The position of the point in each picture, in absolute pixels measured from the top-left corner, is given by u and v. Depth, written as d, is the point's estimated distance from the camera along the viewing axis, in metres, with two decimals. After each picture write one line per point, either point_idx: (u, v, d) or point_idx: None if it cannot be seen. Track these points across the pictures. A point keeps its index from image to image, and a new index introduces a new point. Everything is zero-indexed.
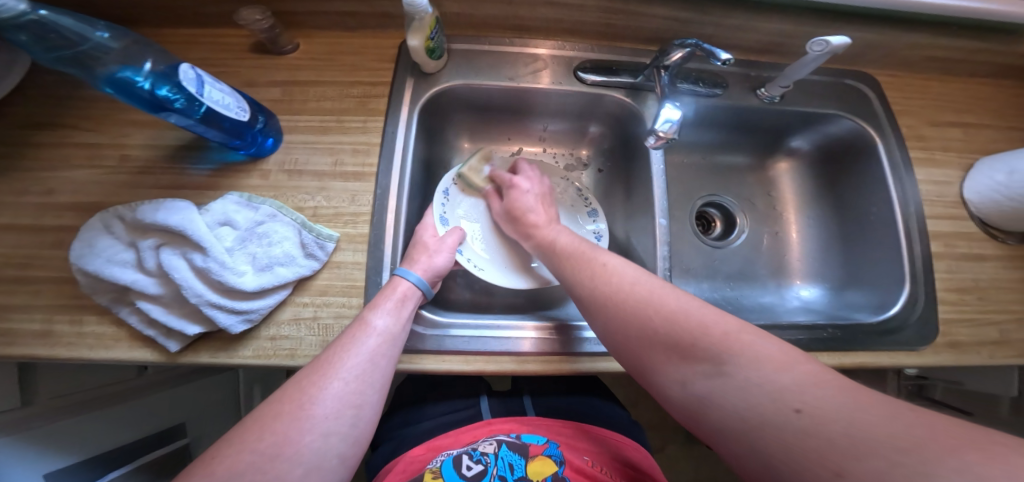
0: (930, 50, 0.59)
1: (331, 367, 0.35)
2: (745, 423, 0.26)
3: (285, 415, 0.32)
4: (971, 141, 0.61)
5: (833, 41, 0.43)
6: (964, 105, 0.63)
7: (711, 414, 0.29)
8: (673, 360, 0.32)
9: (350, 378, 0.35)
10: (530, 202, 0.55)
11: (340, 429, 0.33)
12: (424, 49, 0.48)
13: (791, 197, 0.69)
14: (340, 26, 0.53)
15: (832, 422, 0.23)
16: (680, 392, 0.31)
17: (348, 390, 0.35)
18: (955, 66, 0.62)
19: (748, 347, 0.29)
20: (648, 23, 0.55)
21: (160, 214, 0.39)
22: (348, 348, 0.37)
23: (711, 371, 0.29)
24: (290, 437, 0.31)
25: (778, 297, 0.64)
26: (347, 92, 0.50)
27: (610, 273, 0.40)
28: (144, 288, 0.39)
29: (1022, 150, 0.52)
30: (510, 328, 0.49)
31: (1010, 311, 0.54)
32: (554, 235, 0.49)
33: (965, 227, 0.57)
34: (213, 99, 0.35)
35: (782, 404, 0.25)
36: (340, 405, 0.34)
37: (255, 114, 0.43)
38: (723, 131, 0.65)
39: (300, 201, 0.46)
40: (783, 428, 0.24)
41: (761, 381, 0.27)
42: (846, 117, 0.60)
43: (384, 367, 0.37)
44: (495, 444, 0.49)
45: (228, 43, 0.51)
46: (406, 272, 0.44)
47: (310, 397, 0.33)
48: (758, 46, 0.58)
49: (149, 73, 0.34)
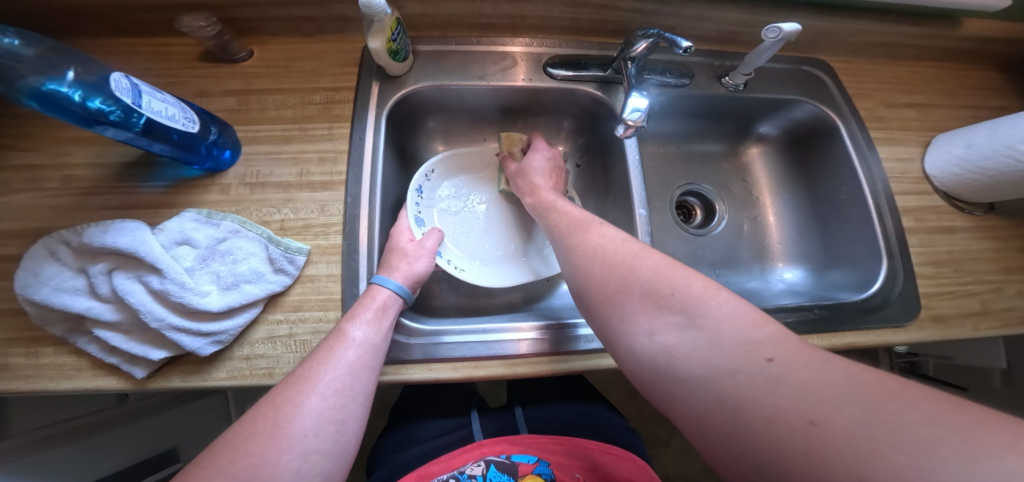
0: (880, 37, 0.60)
1: (308, 382, 0.33)
2: (712, 371, 0.25)
3: (259, 435, 0.30)
4: (928, 120, 0.62)
5: (786, 28, 0.43)
6: (920, 86, 0.64)
7: (674, 363, 0.28)
8: (646, 309, 0.31)
9: (329, 393, 0.33)
10: (543, 167, 0.55)
11: (321, 447, 0.31)
12: (387, 51, 0.47)
13: (767, 182, 0.69)
14: (296, 32, 0.51)
15: (806, 374, 0.23)
16: (646, 344, 0.30)
17: (327, 406, 0.33)
18: (906, 51, 0.63)
19: (725, 302, 0.29)
20: (612, 16, 0.54)
21: (108, 236, 0.36)
22: (325, 361, 0.35)
23: (684, 322, 0.29)
24: (265, 458, 0.29)
25: (764, 280, 0.64)
26: (309, 99, 0.49)
27: (609, 230, 0.40)
28: (100, 315, 0.37)
29: (978, 125, 0.53)
30: (498, 331, 0.48)
31: (986, 282, 0.55)
32: (554, 197, 0.49)
33: (934, 202, 0.58)
34: (153, 110, 0.34)
35: (754, 353, 0.25)
36: (320, 421, 0.32)
37: (207, 126, 0.41)
38: (695, 120, 0.65)
39: (265, 215, 0.44)
40: (754, 375, 0.24)
41: (735, 334, 0.26)
42: (807, 101, 0.60)
43: (365, 377, 0.36)
44: (484, 466, 0.50)
45: (172, 53, 0.49)
46: (384, 280, 0.42)
47: (287, 415, 0.31)
48: (721, 35, 0.58)
49: (73, 83, 0.31)
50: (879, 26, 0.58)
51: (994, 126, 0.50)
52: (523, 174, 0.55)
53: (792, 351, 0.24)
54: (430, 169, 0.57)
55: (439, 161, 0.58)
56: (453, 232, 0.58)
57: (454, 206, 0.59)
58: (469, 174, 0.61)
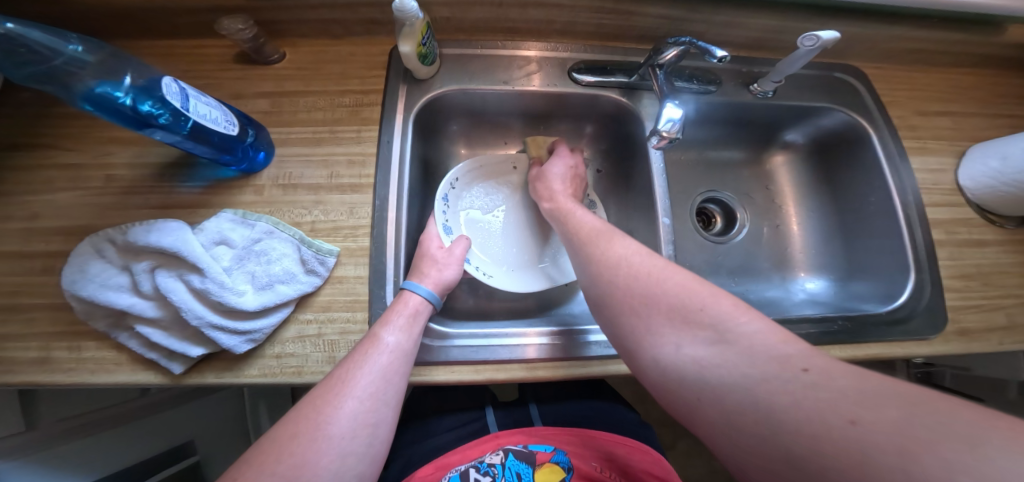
0: (912, 44, 0.59)
1: (345, 385, 0.34)
2: (745, 380, 0.26)
3: (300, 436, 0.31)
4: (961, 130, 0.61)
5: (823, 36, 0.43)
6: (951, 95, 0.62)
7: (703, 373, 0.29)
8: (673, 324, 0.32)
9: (364, 396, 0.34)
10: (564, 173, 0.55)
11: (357, 450, 0.32)
12: (416, 55, 0.47)
13: (789, 191, 0.69)
14: (326, 35, 0.52)
15: (844, 382, 0.23)
16: (672, 355, 0.31)
17: (363, 409, 0.34)
18: (937, 58, 0.62)
19: (755, 321, 0.30)
20: (639, 21, 0.54)
21: (152, 236, 0.38)
22: (360, 365, 0.35)
23: (713, 337, 0.30)
24: (306, 458, 0.30)
25: (784, 289, 0.64)
26: (339, 101, 0.50)
27: (630, 244, 0.41)
28: (142, 312, 0.38)
29: (1014, 136, 0.52)
30: (512, 335, 0.48)
31: (1017, 296, 0.54)
32: (573, 206, 0.50)
33: (964, 214, 0.57)
34: (199, 113, 0.35)
35: (788, 364, 0.26)
36: (355, 425, 0.33)
37: (244, 128, 0.42)
38: (719, 127, 0.65)
39: (297, 217, 0.45)
40: (788, 382, 0.24)
41: (766, 348, 0.27)
42: (836, 109, 0.60)
43: (399, 381, 0.37)
44: (502, 455, 0.51)
45: (207, 54, 0.50)
46: (415, 286, 0.43)
47: (325, 417, 0.32)
48: (749, 42, 0.58)
49: (129, 87, 0.32)
50: (911, 32, 0.57)
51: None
52: (541, 179, 0.56)
53: (827, 364, 0.25)
54: (455, 178, 0.57)
55: (465, 169, 0.58)
56: (476, 236, 0.58)
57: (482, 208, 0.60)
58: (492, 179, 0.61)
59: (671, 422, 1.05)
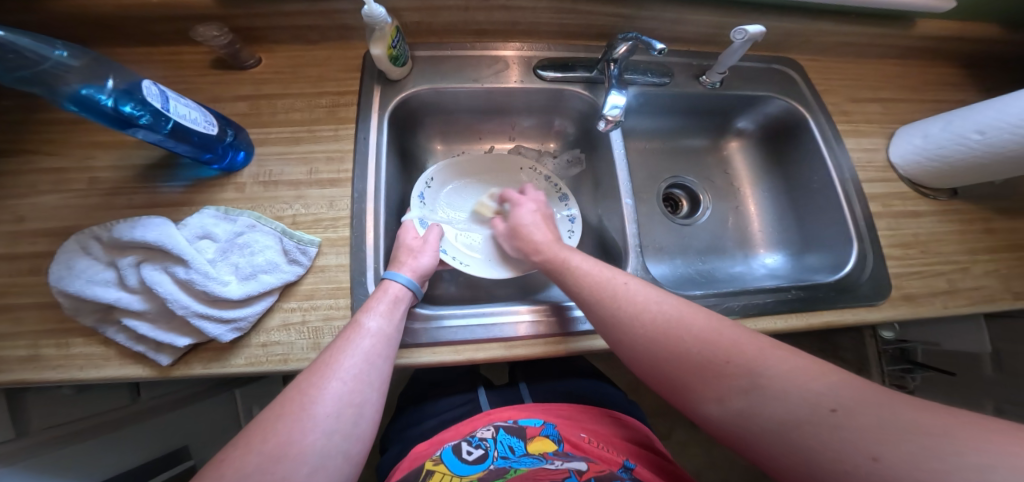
0: (842, 37, 0.65)
1: (329, 368, 0.36)
2: (786, 428, 0.29)
3: (286, 416, 0.32)
4: (893, 114, 0.66)
5: (751, 30, 0.47)
6: (884, 83, 0.68)
7: (750, 425, 0.31)
8: (707, 377, 0.34)
9: (349, 377, 0.36)
10: (533, 221, 0.54)
11: (343, 428, 0.33)
12: (387, 57, 0.50)
13: (746, 174, 0.73)
14: (301, 40, 0.55)
15: (867, 415, 0.26)
16: (716, 410, 0.33)
17: (346, 390, 0.35)
18: (867, 50, 0.68)
19: (780, 360, 0.32)
20: (595, 20, 0.58)
21: (137, 232, 0.40)
22: (344, 349, 0.37)
23: (747, 387, 0.32)
24: (293, 434, 0.31)
25: (745, 266, 0.69)
26: (316, 102, 0.52)
27: (635, 292, 0.42)
28: (128, 305, 0.40)
29: (935, 117, 0.58)
30: (502, 314, 0.51)
31: (953, 262, 0.60)
32: (563, 254, 0.49)
33: (900, 188, 0.63)
34: (179, 114, 0.37)
35: (817, 405, 0.28)
36: (340, 404, 0.34)
37: (224, 129, 0.44)
38: (677, 117, 0.69)
39: (278, 211, 0.47)
40: (820, 425, 0.27)
41: (798, 392, 0.29)
42: (778, 97, 0.65)
43: (383, 363, 0.39)
44: (493, 430, 0.51)
45: (185, 60, 0.53)
46: (394, 275, 0.46)
47: (310, 397, 0.34)
48: (697, 37, 0.63)
49: (112, 91, 0.35)
50: (841, 27, 0.63)
51: (948, 118, 0.55)
52: (516, 234, 0.54)
53: (848, 396, 0.28)
54: (428, 179, 0.61)
55: (438, 169, 0.62)
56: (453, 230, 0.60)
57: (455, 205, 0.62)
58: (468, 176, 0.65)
59: (660, 411, 1.09)
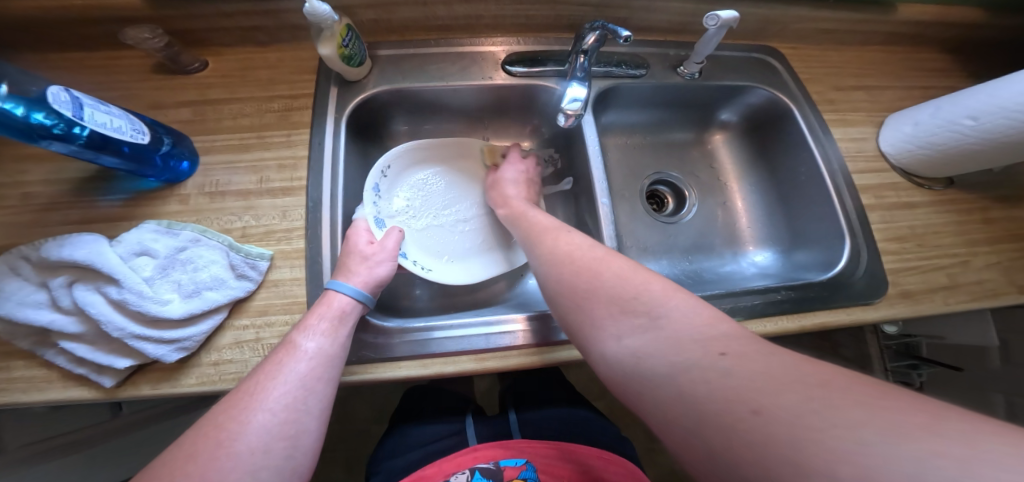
0: (823, 22, 0.62)
1: (255, 399, 0.33)
2: (674, 367, 0.27)
3: (200, 456, 0.29)
4: (878, 102, 0.64)
5: (724, 15, 0.45)
6: (866, 71, 0.66)
7: (641, 364, 0.29)
8: (612, 314, 0.33)
9: (279, 408, 0.33)
10: (514, 178, 0.58)
11: (271, 463, 0.31)
12: (339, 57, 0.47)
13: (732, 168, 0.70)
14: (250, 42, 0.52)
15: (754, 367, 0.24)
16: (614, 348, 0.32)
17: (277, 422, 0.32)
18: (848, 37, 0.65)
19: (681, 305, 0.31)
20: (560, 13, 0.56)
21: (65, 250, 0.37)
22: (275, 376, 0.35)
23: (647, 325, 0.31)
24: (206, 474, 0.29)
25: (732, 265, 0.65)
26: (266, 107, 0.50)
27: (574, 239, 0.42)
28: (62, 328, 0.37)
29: (924, 104, 0.56)
30: (479, 323, 0.49)
31: (953, 256, 0.57)
32: (526, 208, 0.51)
33: (890, 179, 0.60)
34: (96, 122, 0.35)
35: (707, 348, 0.26)
36: (269, 437, 0.32)
37: (159, 136, 0.42)
38: (656, 110, 0.66)
39: (226, 223, 0.44)
40: (705, 368, 0.25)
41: (690, 333, 0.28)
42: (761, 87, 0.62)
43: (322, 390, 0.36)
44: (469, 473, 0.49)
45: (123, 66, 0.50)
46: (340, 285, 0.42)
47: (230, 433, 0.31)
48: (670, 26, 0.60)
49: (5, 96, 0.30)
50: (820, 13, 0.60)
51: (939, 104, 0.53)
52: (496, 186, 0.58)
53: (743, 348, 0.26)
54: (386, 166, 0.56)
55: (396, 155, 0.58)
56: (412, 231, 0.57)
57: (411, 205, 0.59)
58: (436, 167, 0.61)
59: None
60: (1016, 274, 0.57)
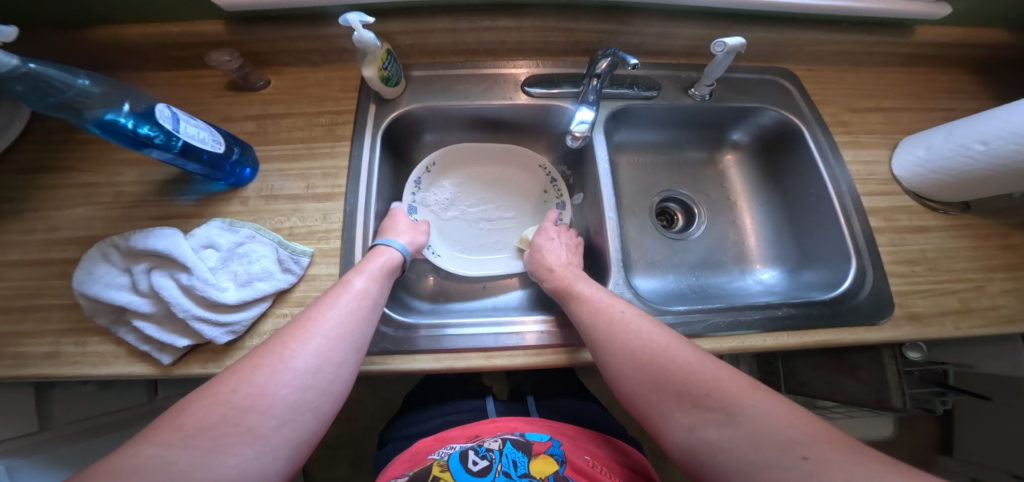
0: (836, 45, 0.64)
1: (312, 325, 0.38)
2: (752, 467, 0.29)
3: (264, 368, 0.35)
4: (898, 124, 0.65)
5: (729, 42, 0.48)
6: (882, 93, 0.67)
7: (716, 457, 0.31)
8: (682, 407, 0.35)
9: (330, 335, 0.38)
10: (558, 250, 0.56)
11: (317, 385, 0.36)
12: (379, 78, 0.53)
13: (741, 187, 0.72)
14: (305, 62, 0.59)
15: (841, 473, 0.26)
16: (686, 438, 0.34)
17: (326, 348, 0.37)
18: (863, 59, 0.67)
19: (758, 402, 0.33)
20: (580, 37, 0.60)
21: (149, 240, 0.44)
22: (329, 305, 0.40)
23: (721, 421, 0.32)
24: (265, 386, 0.34)
25: (739, 281, 0.67)
26: (315, 121, 0.56)
27: (631, 320, 0.42)
28: (138, 307, 0.44)
29: (937, 129, 0.56)
30: (489, 323, 0.53)
31: (966, 280, 0.57)
32: (571, 279, 0.50)
33: (902, 202, 0.61)
34: (189, 134, 0.42)
35: (789, 451, 0.29)
36: (318, 361, 0.36)
37: (230, 147, 0.48)
38: (668, 130, 0.70)
39: (277, 223, 0.51)
40: (786, 470, 0.28)
41: (770, 432, 0.30)
42: (770, 109, 0.64)
43: (365, 327, 0.41)
44: (500, 442, 0.49)
45: (206, 83, 0.58)
46: (390, 241, 0.51)
47: (289, 352, 0.36)
48: (683, 49, 0.63)
49: (128, 113, 0.39)
50: (833, 36, 0.62)
51: (951, 128, 0.53)
52: (538, 257, 0.56)
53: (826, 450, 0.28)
54: (431, 163, 0.65)
55: (440, 154, 0.65)
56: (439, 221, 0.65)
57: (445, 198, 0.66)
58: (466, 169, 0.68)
59: None
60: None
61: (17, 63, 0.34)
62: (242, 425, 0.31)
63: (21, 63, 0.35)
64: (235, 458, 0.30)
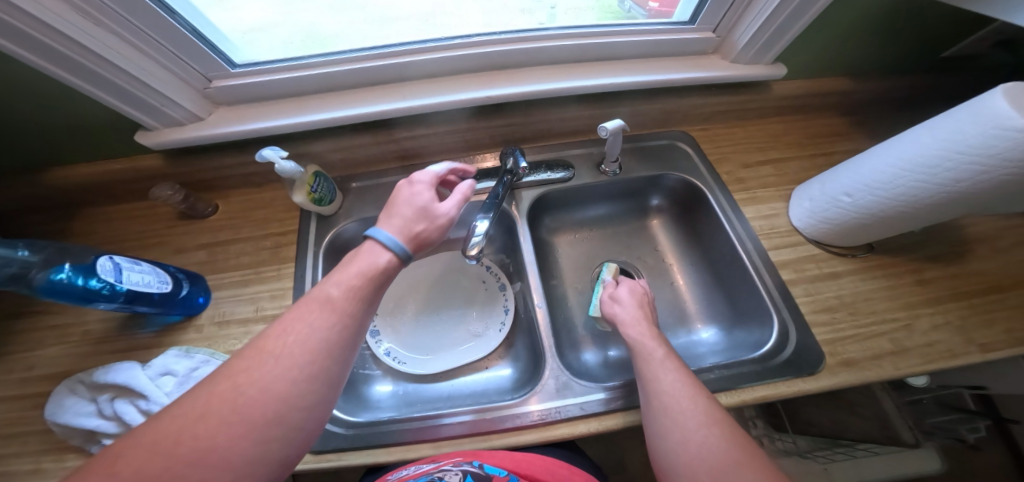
0: (717, 105, 0.70)
1: (303, 326, 0.35)
2: None
3: (252, 370, 0.32)
4: (785, 175, 0.68)
5: (610, 125, 0.55)
6: (766, 143, 0.72)
7: None
8: None
9: (320, 336, 0.35)
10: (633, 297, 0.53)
11: (308, 385, 0.33)
12: (310, 201, 0.58)
13: (670, 247, 0.76)
14: (251, 185, 0.66)
15: None
16: None
17: (318, 353, 0.34)
18: (745, 113, 0.73)
19: None
20: (484, 133, 0.67)
21: (110, 374, 0.50)
22: (320, 303, 0.37)
23: None
24: (254, 390, 0.31)
25: (684, 343, 0.68)
26: (262, 244, 0.62)
27: (688, 396, 0.39)
28: (104, 430, 0.48)
29: (813, 183, 0.60)
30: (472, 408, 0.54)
31: (891, 320, 0.56)
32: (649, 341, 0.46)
33: (808, 252, 0.62)
34: (132, 280, 0.47)
35: None
36: (307, 363, 0.34)
37: (180, 283, 0.54)
38: (592, 204, 0.75)
39: (231, 346, 0.55)
40: None
41: None
42: (671, 173, 0.70)
43: (342, 360, 0.36)
44: (461, 475, 0.42)
45: (157, 216, 0.64)
46: (377, 232, 0.43)
47: (251, 388, 0.31)
48: (582, 126, 0.70)
49: (73, 268, 0.43)
50: (709, 99, 0.69)
51: (823, 181, 0.58)
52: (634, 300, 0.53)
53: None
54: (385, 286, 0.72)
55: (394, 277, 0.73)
56: (402, 331, 0.69)
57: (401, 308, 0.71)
58: (419, 279, 0.74)
59: None
60: (972, 333, 0.54)
61: None
62: (209, 451, 0.28)
63: None
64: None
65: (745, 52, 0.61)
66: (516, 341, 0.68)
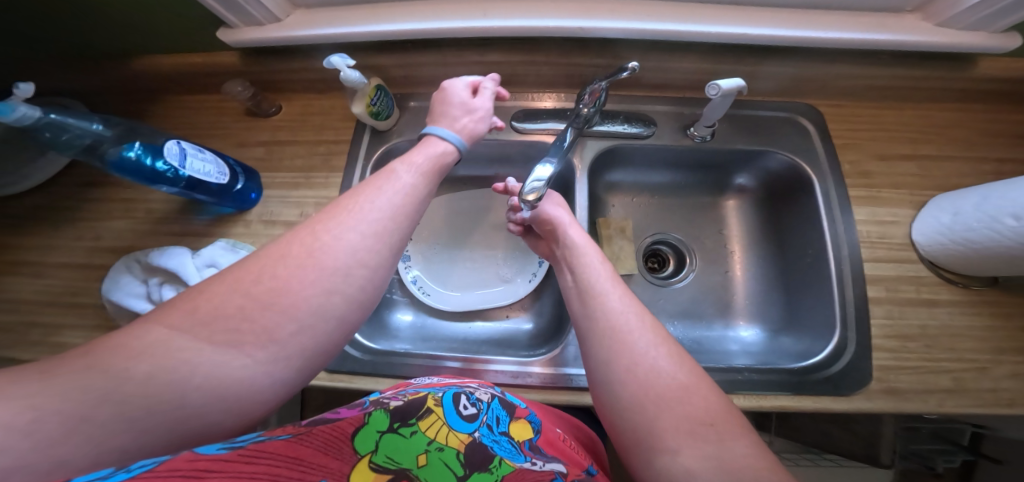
0: (869, 80, 0.59)
1: (352, 210, 0.34)
2: None
3: (291, 258, 0.30)
4: (931, 176, 0.58)
5: (724, 84, 0.46)
6: (922, 136, 0.60)
7: None
8: (673, 426, 0.31)
9: (370, 226, 0.34)
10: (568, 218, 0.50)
11: (349, 282, 0.31)
12: (367, 114, 0.54)
13: (739, 234, 0.70)
14: (313, 90, 0.62)
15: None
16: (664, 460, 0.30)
17: (363, 246, 0.32)
18: (910, 92, 0.60)
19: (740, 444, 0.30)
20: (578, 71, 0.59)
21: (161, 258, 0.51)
22: (379, 187, 0.37)
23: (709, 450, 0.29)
24: (308, 271, 0.30)
25: (717, 336, 0.65)
26: (314, 150, 0.60)
27: (631, 324, 0.37)
28: None
29: (966, 193, 0.49)
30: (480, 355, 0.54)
31: (970, 361, 0.50)
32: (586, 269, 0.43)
33: (913, 270, 0.55)
34: (194, 169, 0.47)
35: None
36: (353, 259, 0.31)
37: (235, 177, 0.53)
38: (667, 170, 0.68)
39: None
40: None
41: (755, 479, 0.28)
42: (780, 152, 0.61)
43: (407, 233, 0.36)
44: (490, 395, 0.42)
45: (222, 107, 0.62)
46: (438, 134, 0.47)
47: (322, 241, 0.31)
48: (686, 84, 0.61)
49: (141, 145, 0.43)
50: (863, 70, 0.58)
51: (985, 194, 0.46)
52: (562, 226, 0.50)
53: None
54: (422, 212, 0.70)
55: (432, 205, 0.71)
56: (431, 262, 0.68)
57: (434, 239, 0.70)
58: (457, 213, 0.71)
59: None
60: None
61: (38, 113, 0.40)
62: (256, 325, 0.28)
63: (42, 114, 0.41)
64: (241, 366, 0.27)
65: (966, 13, 0.48)
66: (544, 294, 0.66)
